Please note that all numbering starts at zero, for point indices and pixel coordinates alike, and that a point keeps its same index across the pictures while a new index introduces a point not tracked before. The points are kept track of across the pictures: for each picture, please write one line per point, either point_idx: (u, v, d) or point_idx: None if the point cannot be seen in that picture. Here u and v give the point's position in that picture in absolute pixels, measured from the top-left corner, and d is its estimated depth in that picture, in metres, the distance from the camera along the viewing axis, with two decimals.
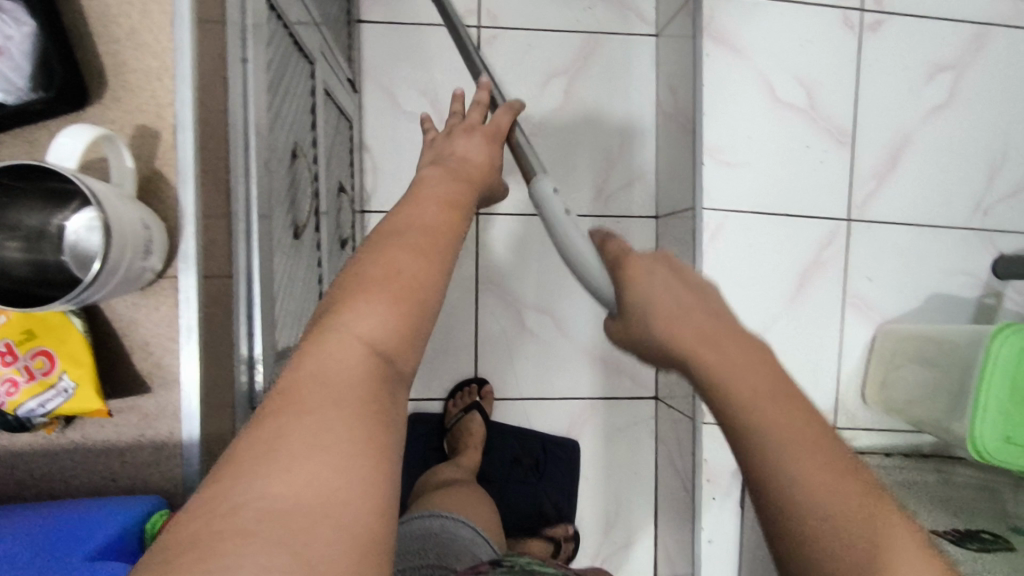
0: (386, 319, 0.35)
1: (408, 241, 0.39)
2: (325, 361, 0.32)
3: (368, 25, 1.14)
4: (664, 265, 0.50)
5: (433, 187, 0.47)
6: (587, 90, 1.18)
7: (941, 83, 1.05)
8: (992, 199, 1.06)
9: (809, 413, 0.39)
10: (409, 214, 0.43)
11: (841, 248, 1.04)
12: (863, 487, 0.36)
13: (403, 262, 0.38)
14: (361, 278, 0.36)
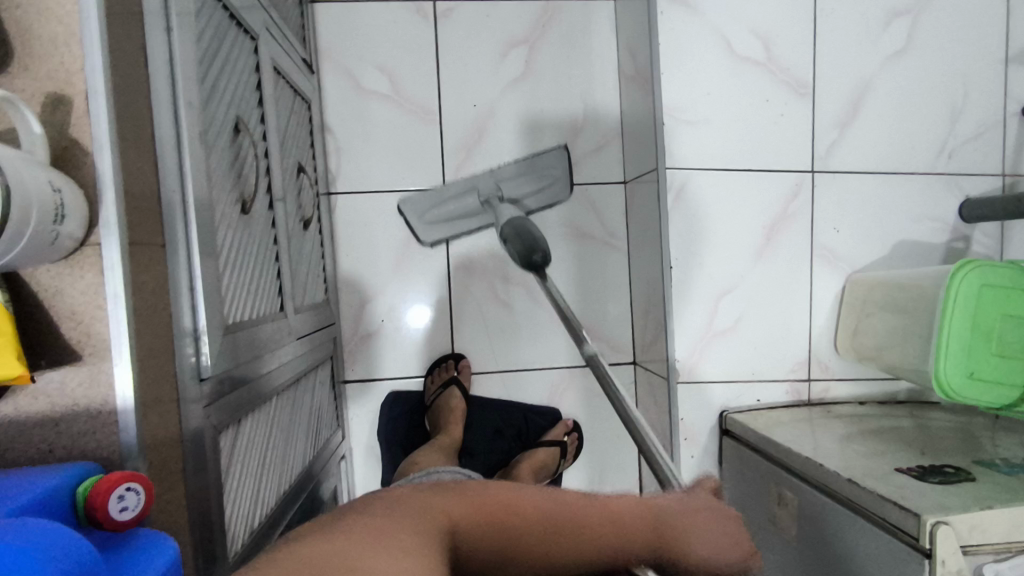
0: (481, 519, 0.51)
1: (533, 506, 0.53)
2: (433, 503, 0.50)
3: (321, 5, 1.13)
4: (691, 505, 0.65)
5: (585, 501, 0.57)
6: (548, 59, 1.17)
7: (900, 28, 1.04)
8: (956, 142, 1.06)
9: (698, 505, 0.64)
10: (550, 497, 0.55)
11: (807, 201, 1.04)
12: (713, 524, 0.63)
13: (528, 512, 0.53)
14: (483, 492, 0.53)
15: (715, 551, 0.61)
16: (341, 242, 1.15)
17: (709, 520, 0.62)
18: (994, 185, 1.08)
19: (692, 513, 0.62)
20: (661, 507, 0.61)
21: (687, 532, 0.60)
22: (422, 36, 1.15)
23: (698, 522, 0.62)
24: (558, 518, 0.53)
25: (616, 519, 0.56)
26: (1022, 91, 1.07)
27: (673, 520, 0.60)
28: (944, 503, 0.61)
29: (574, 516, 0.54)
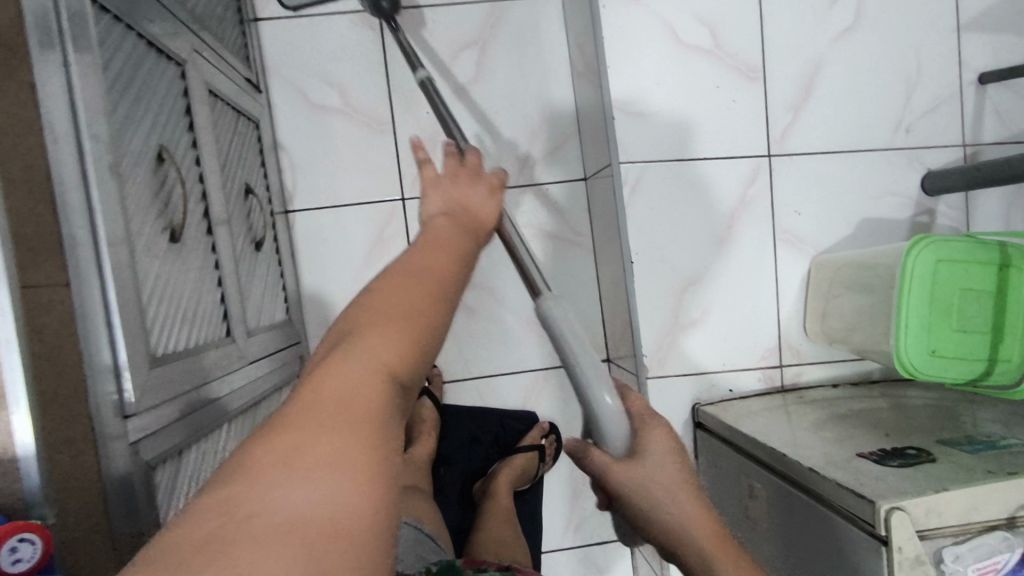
0: (380, 361, 0.38)
1: (395, 301, 0.41)
2: (328, 386, 0.35)
3: (266, 23, 1.12)
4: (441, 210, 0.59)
5: (408, 259, 0.46)
6: (498, 60, 1.16)
7: (847, 5, 1.03)
8: (913, 116, 1.05)
9: (449, 220, 0.56)
10: (394, 282, 0.43)
11: (766, 185, 1.02)
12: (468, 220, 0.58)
13: (399, 305, 0.41)
14: (309, 391, 0.35)
15: (475, 203, 0.62)
16: (303, 259, 1.14)
17: (457, 204, 0.60)
18: (955, 156, 1.06)
19: (458, 200, 0.61)
20: (454, 217, 0.57)
21: (453, 198, 0.61)
22: (369, 46, 1.14)
23: (469, 196, 0.62)
24: (417, 295, 0.42)
25: (443, 254, 0.49)
26: (976, 59, 1.06)
27: (456, 209, 0.59)
28: (901, 488, 0.60)
29: (435, 267, 0.46)
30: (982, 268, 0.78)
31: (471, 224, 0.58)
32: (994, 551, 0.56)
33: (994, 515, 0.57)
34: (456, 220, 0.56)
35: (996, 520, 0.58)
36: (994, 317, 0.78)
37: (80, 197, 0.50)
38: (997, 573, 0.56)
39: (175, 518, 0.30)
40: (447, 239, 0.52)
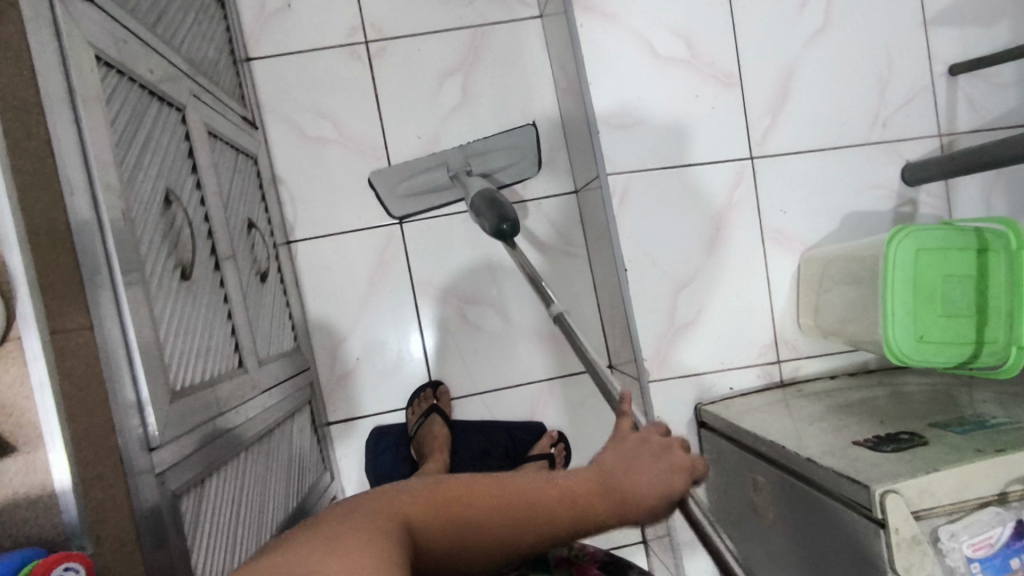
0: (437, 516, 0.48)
1: (474, 487, 0.51)
2: (427, 489, 0.50)
3: (258, 62, 1.17)
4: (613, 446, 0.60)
5: (514, 474, 0.53)
6: (484, 82, 1.20)
7: (815, 8, 1.07)
8: (888, 110, 1.08)
9: (604, 472, 0.56)
10: (487, 481, 0.52)
11: (751, 186, 1.06)
12: (648, 453, 0.58)
13: (485, 517, 0.50)
14: (406, 494, 0.49)
15: (656, 454, 0.58)
16: (306, 287, 1.17)
17: (656, 451, 0.59)
18: (932, 146, 1.09)
19: (631, 453, 0.58)
20: (620, 454, 0.58)
21: (631, 458, 0.58)
22: (359, 77, 1.18)
23: (649, 477, 0.56)
24: (510, 504, 0.51)
25: (569, 505, 0.52)
26: (944, 51, 1.09)
27: (619, 477, 0.56)
28: (894, 471, 0.62)
29: (534, 506, 0.51)
30: (961, 253, 0.81)
31: (650, 455, 0.58)
32: (987, 527, 0.58)
33: (985, 491, 0.60)
34: (627, 464, 0.57)
35: (987, 497, 0.60)
36: (977, 301, 0.81)
37: (101, 246, 0.53)
38: (990, 547, 0.58)
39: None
40: (575, 475, 0.55)
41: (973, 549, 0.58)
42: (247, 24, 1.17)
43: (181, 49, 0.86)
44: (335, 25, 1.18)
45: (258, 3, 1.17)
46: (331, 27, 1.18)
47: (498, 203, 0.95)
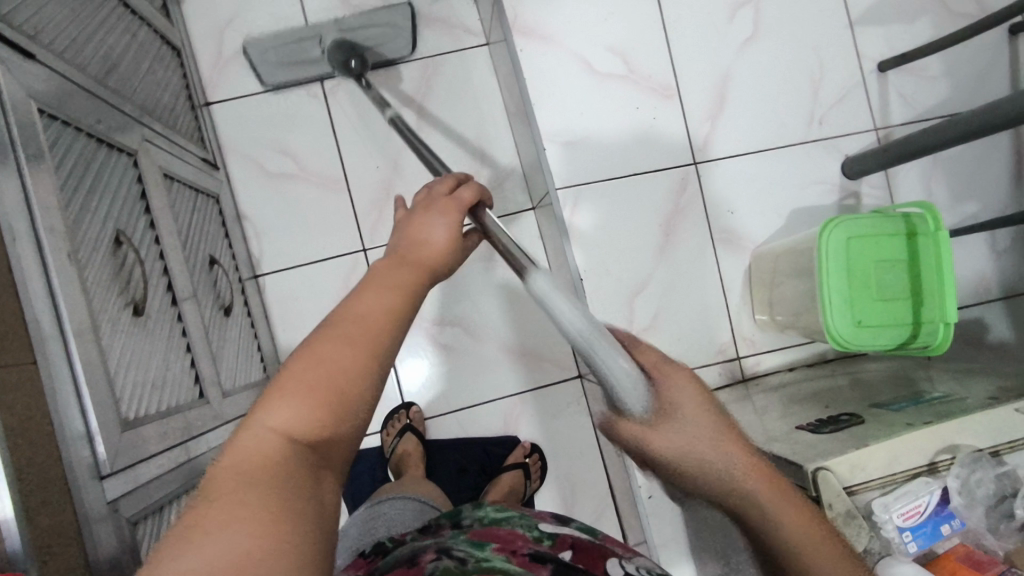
0: (314, 398, 0.43)
1: (322, 350, 0.45)
2: (288, 386, 0.43)
3: (218, 105, 1.21)
4: (409, 246, 0.58)
5: (341, 316, 0.49)
6: (437, 109, 1.25)
7: (744, 18, 1.12)
8: (823, 109, 1.13)
9: (403, 261, 0.56)
10: (325, 334, 0.46)
11: (696, 190, 1.09)
12: (435, 237, 0.59)
13: (336, 352, 0.45)
14: (268, 400, 0.43)
15: (433, 217, 0.61)
16: (276, 319, 1.20)
17: (432, 212, 0.61)
18: (869, 140, 1.13)
19: (417, 235, 0.59)
20: (411, 242, 0.58)
21: (421, 232, 0.60)
22: (317, 113, 1.23)
23: (427, 226, 0.60)
24: (357, 331, 0.47)
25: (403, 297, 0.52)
26: (872, 50, 1.14)
27: (408, 254, 0.57)
28: (828, 450, 0.64)
29: (369, 314, 0.49)
30: (892, 238, 0.84)
31: (437, 237, 0.59)
32: (915, 496, 0.60)
33: (914, 463, 0.61)
34: (420, 256, 0.57)
35: (915, 469, 0.61)
36: (911, 283, 0.84)
37: (46, 290, 0.56)
38: (920, 515, 0.60)
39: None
40: (390, 279, 0.53)
41: (904, 519, 0.60)
42: (205, 71, 1.22)
43: (135, 98, 0.90)
44: None
45: (215, 51, 1.22)
46: None
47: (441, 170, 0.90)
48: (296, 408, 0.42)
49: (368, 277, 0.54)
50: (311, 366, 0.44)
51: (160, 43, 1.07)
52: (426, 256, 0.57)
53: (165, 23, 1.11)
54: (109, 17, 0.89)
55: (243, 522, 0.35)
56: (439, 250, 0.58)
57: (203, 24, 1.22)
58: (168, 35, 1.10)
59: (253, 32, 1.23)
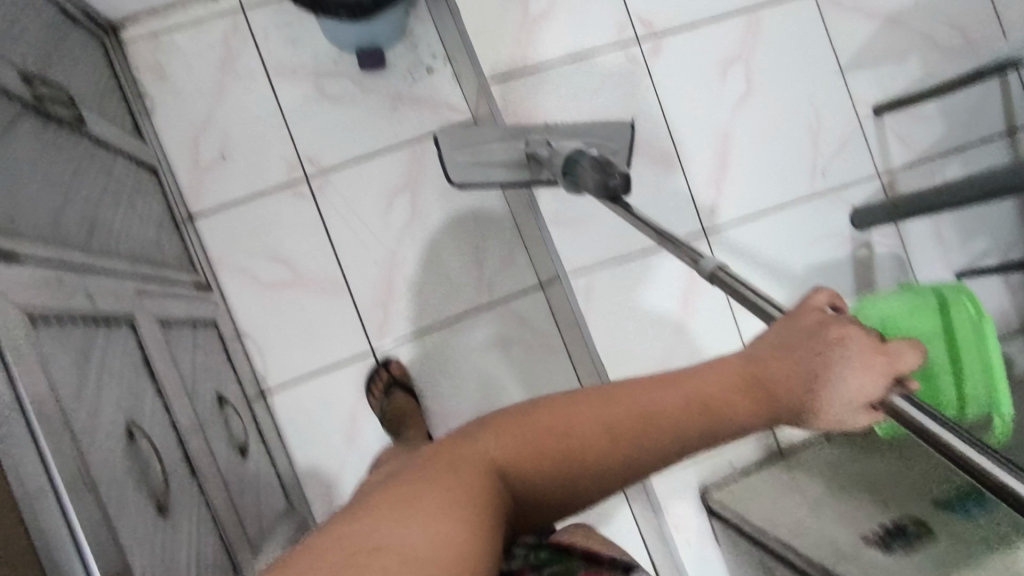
0: (523, 443, 0.47)
1: (580, 415, 0.48)
2: (535, 410, 0.49)
3: (201, 216, 1.15)
4: (796, 347, 0.50)
5: (638, 385, 0.49)
6: (430, 194, 1.21)
7: (736, 76, 1.10)
8: (825, 160, 1.11)
9: (751, 363, 0.50)
10: (601, 394, 0.49)
11: (707, 258, 1.07)
12: (817, 347, 0.49)
13: (579, 422, 0.47)
14: (522, 413, 0.49)
15: (844, 357, 0.48)
16: (289, 435, 1.14)
17: (835, 340, 0.49)
18: (873, 185, 1.12)
19: (793, 362, 0.49)
20: (787, 345, 0.50)
21: (804, 379, 0.48)
22: (307, 214, 1.18)
23: (828, 362, 0.48)
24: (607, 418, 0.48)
25: (696, 402, 0.48)
26: (866, 94, 1.13)
27: (770, 367, 0.49)
28: None
29: (648, 393, 0.48)
30: (929, 314, 0.85)
31: (822, 348, 0.49)
32: None
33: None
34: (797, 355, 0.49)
35: None
36: (954, 356, 0.84)
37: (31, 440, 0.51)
38: None
39: (324, 527, 0.41)
40: (720, 378, 0.49)
41: None
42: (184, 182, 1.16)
43: (123, 249, 0.85)
44: (273, 167, 1.18)
45: (191, 158, 1.16)
46: (269, 169, 1.18)
47: (607, 166, 0.86)
48: (516, 435, 0.47)
49: (705, 364, 0.51)
50: (566, 408, 0.48)
51: (138, 168, 1.02)
52: (795, 360, 0.49)
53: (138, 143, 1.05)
54: (84, 166, 0.84)
55: (438, 522, 0.40)
56: (817, 338, 0.49)
57: (174, 131, 1.16)
58: (144, 156, 1.05)
59: (229, 134, 1.17)
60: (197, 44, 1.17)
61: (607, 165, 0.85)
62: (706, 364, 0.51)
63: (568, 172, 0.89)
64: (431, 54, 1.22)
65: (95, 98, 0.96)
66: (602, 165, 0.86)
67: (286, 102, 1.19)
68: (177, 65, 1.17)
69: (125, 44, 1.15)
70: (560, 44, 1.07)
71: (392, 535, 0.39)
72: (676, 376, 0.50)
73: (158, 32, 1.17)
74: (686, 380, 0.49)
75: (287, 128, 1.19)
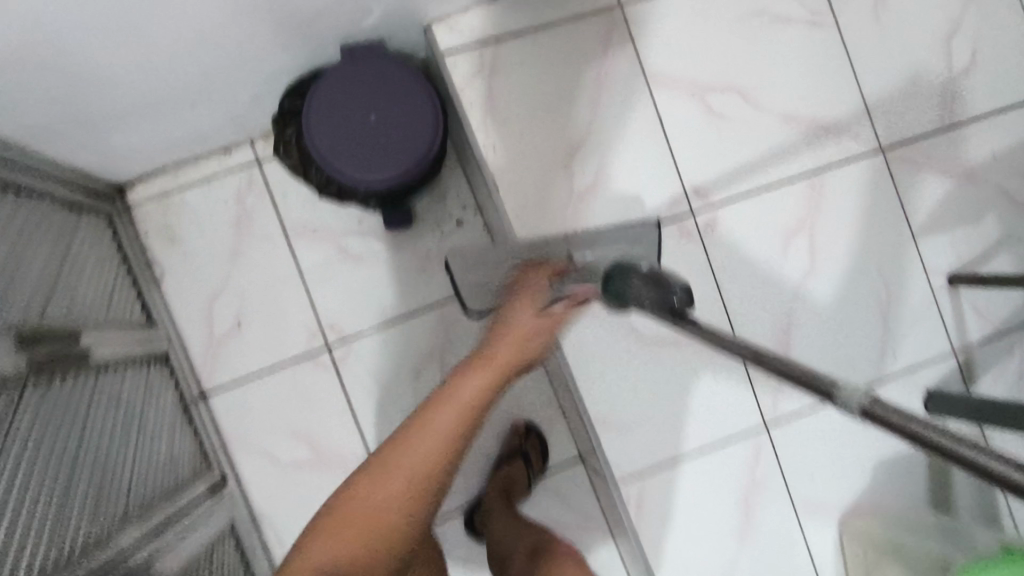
0: (349, 536, 0.67)
1: (393, 462, 0.71)
2: (345, 493, 0.71)
3: (215, 394, 1.07)
4: (470, 365, 0.78)
5: (405, 432, 0.73)
6: (463, 361, 1.12)
7: (800, 250, 1.02)
8: (895, 340, 1.03)
9: (477, 369, 0.78)
10: (390, 449, 0.72)
11: (772, 462, 1.00)
12: (491, 368, 0.77)
13: (370, 492, 0.70)
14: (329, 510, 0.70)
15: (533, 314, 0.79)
16: None
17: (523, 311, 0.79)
18: (948, 366, 1.03)
19: (502, 351, 0.78)
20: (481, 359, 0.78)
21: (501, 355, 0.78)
22: (329, 387, 1.09)
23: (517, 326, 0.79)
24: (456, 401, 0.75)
25: (457, 410, 0.74)
26: (939, 264, 1.04)
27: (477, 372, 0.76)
28: None
29: (417, 430, 0.73)
30: None
31: (491, 372, 0.77)
32: None
33: None
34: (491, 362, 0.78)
35: None
36: None
37: None
38: None
39: None
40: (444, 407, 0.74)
41: None
42: (195, 356, 1.07)
43: (128, 501, 0.78)
44: (293, 336, 1.09)
45: (204, 329, 1.07)
46: (288, 339, 1.09)
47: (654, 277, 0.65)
48: (343, 518, 0.69)
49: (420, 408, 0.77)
50: (358, 485, 0.71)
51: (142, 369, 0.93)
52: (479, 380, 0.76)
53: (145, 334, 0.97)
54: (81, 415, 0.75)
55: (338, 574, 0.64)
56: (485, 361, 0.77)
57: (186, 299, 1.07)
58: (151, 350, 0.96)
59: (244, 302, 1.08)
60: (209, 204, 1.08)
61: (655, 272, 0.65)
62: (441, 390, 0.77)
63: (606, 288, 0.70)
64: (462, 206, 1.13)
65: (95, 305, 0.88)
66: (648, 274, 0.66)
67: (306, 264, 1.10)
68: (188, 227, 1.08)
69: (136, 210, 1.07)
70: (611, 215, 0.97)
71: None
72: (420, 413, 0.75)
73: (168, 191, 1.08)
74: (429, 402, 0.76)
75: (307, 292, 1.10)
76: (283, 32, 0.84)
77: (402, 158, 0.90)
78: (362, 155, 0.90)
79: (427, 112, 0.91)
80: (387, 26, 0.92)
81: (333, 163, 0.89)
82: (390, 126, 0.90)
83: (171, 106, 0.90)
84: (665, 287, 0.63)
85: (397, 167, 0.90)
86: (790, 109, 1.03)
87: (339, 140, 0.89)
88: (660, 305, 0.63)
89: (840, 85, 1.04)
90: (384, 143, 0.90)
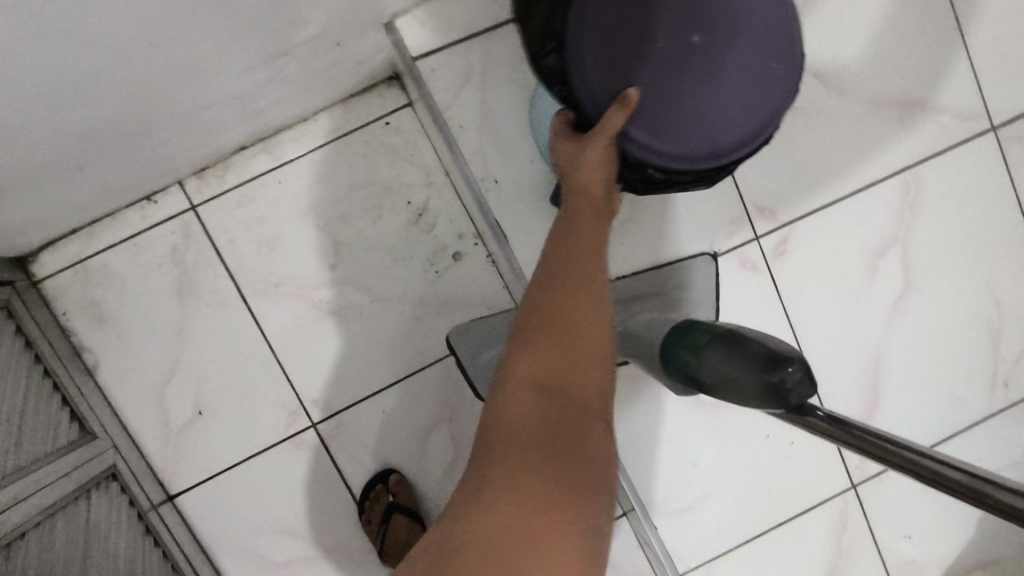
0: (558, 393, 0.46)
1: (572, 314, 0.49)
2: (537, 327, 0.49)
3: (183, 494, 0.88)
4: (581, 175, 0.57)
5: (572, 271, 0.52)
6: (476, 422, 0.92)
7: (891, 269, 0.81)
8: (1008, 367, 0.84)
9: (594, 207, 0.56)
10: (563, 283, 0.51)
11: (861, 525, 0.82)
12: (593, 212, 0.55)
13: (556, 349, 0.48)
14: (519, 357, 0.48)
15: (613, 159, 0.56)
16: None
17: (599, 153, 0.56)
18: None
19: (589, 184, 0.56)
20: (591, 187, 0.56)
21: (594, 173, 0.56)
22: (320, 473, 0.89)
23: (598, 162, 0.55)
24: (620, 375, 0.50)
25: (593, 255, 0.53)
26: None
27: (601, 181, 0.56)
28: None
29: (582, 264, 0.53)
30: None
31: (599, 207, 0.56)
32: None
33: None
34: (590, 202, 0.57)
35: None
36: None
37: None
38: None
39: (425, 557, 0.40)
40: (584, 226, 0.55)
41: None
42: (152, 453, 0.87)
43: None
44: (267, 416, 0.89)
45: (159, 421, 0.87)
46: (262, 423, 0.89)
47: (751, 347, 0.47)
48: (564, 370, 0.47)
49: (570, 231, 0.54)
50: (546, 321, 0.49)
51: (80, 506, 0.73)
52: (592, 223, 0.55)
53: (84, 452, 0.77)
54: None
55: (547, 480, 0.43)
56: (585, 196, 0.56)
57: (131, 387, 0.87)
58: (90, 477, 0.76)
59: (203, 385, 0.88)
60: (140, 268, 0.86)
61: (752, 349, 0.46)
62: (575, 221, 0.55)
63: (682, 365, 0.53)
64: (457, 236, 0.90)
65: (7, 447, 0.67)
66: (742, 356, 0.47)
67: (272, 328, 0.89)
68: (118, 299, 0.86)
69: (44, 285, 0.85)
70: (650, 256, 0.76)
71: (503, 513, 0.41)
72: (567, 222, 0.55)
73: (84, 258, 0.85)
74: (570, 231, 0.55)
75: (278, 362, 0.89)
76: (194, 64, 0.61)
77: (730, 105, 0.54)
78: (624, 81, 0.52)
79: (774, 81, 0.54)
80: (337, 31, 0.68)
81: (584, 51, 0.52)
82: (703, 58, 0.53)
83: (51, 173, 0.66)
84: (778, 369, 0.44)
85: (698, 100, 0.53)
86: (877, 90, 0.79)
87: (628, 23, 0.52)
88: (777, 398, 0.44)
89: (938, 49, 0.79)
90: (671, 78, 0.53)
